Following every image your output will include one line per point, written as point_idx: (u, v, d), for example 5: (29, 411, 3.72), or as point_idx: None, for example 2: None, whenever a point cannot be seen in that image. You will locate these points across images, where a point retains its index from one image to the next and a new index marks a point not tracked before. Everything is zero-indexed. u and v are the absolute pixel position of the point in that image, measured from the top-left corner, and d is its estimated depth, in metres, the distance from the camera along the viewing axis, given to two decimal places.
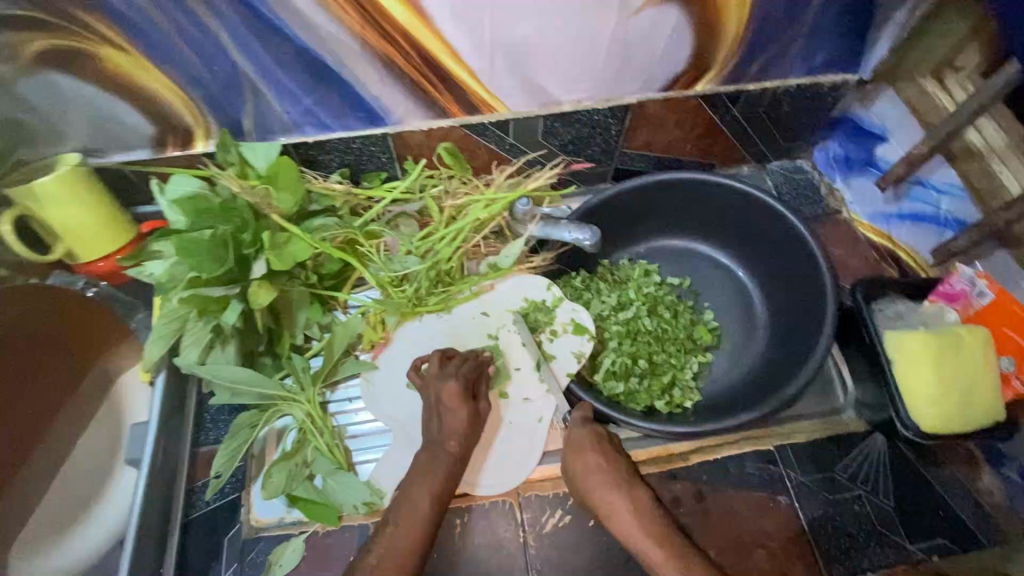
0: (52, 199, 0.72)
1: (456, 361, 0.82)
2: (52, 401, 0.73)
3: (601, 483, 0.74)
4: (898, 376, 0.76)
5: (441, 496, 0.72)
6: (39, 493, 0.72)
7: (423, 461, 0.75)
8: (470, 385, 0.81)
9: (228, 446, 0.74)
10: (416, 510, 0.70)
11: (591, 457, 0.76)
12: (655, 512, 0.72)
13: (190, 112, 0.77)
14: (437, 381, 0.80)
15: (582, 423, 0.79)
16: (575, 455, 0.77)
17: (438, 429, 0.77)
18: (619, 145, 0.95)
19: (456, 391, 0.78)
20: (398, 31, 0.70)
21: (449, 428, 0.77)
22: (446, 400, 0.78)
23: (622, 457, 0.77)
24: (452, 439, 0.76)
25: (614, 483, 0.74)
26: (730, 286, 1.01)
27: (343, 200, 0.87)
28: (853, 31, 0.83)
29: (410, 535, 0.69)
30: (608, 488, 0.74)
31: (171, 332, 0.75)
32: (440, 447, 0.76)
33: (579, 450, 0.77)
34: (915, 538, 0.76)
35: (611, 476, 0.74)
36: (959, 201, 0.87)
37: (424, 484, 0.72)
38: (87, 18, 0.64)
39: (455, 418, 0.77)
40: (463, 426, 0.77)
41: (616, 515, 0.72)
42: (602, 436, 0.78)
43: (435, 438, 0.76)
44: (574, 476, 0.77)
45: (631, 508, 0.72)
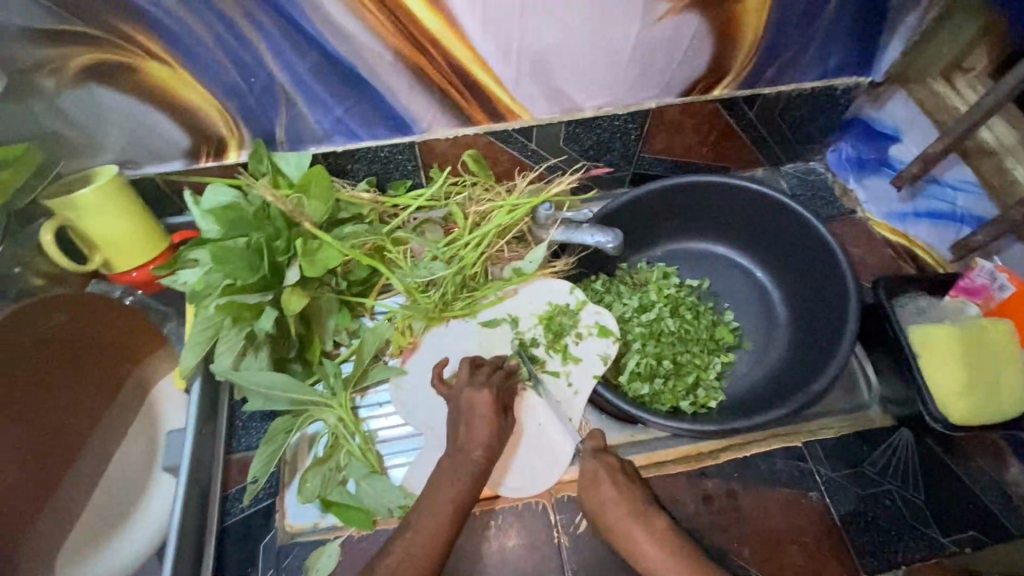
0: (91, 208, 0.74)
1: (485, 369, 0.83)
2: (91, 410, 0.75)
3: (621, 514, 0.71)
4: (923, 370, 0.77)
5: (462, 507, 0.71)
6: (78, 501, 0.73)
7: (446, 469, 0.73)
8: (500, 399, 0.80)
9: (263, 451, 0.75)
10: (437, 516, 0.69)
11: (608, 488, 0.73)
12: (678, 541, 0.70)
13: (225, 123, 0.78)
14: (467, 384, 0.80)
15: (594, 454, 0.77)
16: (591, 489, 0.74)
17: (460, 439, 0.76)
18: (638, 150, 0.97)
19: (488, 400, 0.78)
20: (429, 40, 0.73)
21: (473, 435, 0.75)
22: (477, 406, 0.77)
23: (637, 486, 0.75)
24: (478, 447, 0.75)
25: (633, 513, 0.71)
26: (749, 287, 1.03)
27: (371, 208, 0.88)
28: (864, 34, 0.86)
29: (429, 540, 0.68)
30: (628, 521, 0.71)
31: (205, 339, 0.76)
32: (470, 448, 0.76)
33: (594, 483, 0.74)
34: (946, 530, 0.76)
35: (632, 506, 0.72)
36: (974, 197, 0.88)
37: (450, 485, 0.72)
38: (131, 31, 0.66)
39: (482, 424, 0.76)
40: (486, 433, 0.75)
41: (637, 545, 0.70)
42: (615, 468, 0.75)
43: (462, 444, 0.75)
44: (591, 507, 0.74)
45: (655, 541, 0.69)
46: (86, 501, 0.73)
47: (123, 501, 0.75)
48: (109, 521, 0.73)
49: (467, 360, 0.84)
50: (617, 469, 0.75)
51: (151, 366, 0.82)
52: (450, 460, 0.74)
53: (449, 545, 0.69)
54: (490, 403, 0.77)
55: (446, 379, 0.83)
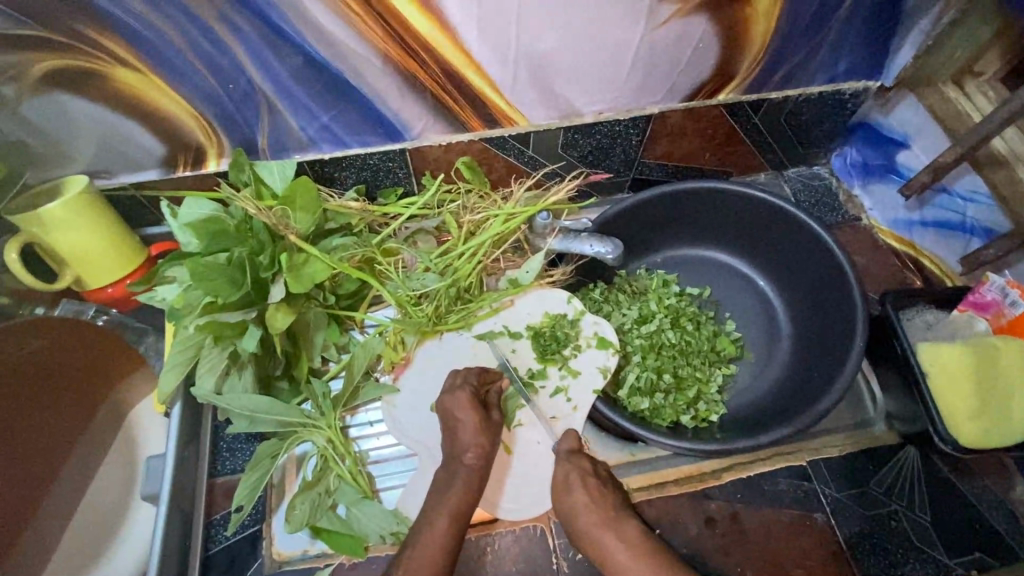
0: (59, 224, 0.69)
1: (464, 374, 0.80)
2: (65, 438, 0.71)
3: (596, 520, 0.69)
4: (933, 389, 0.75)
5: (461, 513, 0.69)
6: (53, 533, 0.69)
7: (441, 481, 0.72)
8: (477, 392, 0.78)
9: (248, 478, 0.71)
10: (435, 529, 0.67)
11: (582, 494, 0.71)
12: (651, 546, 0.67)
13: (203, 131, 0.74)
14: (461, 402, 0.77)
15: (568, 458, 0.75)
16: (564, 496, 0.72)
17: (453, 447, 0.74)
18: (638, 155, 0.93)
19: (465, 403, 0.76)
20: (420, 43, 0.68)
21: (463, 440, 0.74)
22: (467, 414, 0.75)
23: (611, 491, 0.72)
24: (468, 451, 0.73)
25: (606, 519, 0.69)
26: (752, 296, 1.00)
27: (360, 218, 0.84)
28: (875, 38, 0.82)
29: (431, 557, 0.65)
30: (600, 528, 0.68)
31: (186, 360, 0.72)
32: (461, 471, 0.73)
33: (566, 489, 0.72)
34: (953, 553, 0.75)
35: (604, 513, 0.69)
36: (986, 208, 0.84)
37: (443, 499, 0.70)
38: (97, 35, 0.61)
39: (467, 427, 0.74)
40: (473, 436, 0.74)
41: (610, 553, 0.67)
42: (587, 471, 0.73)
43: (452, 451, 0.74)
44: (567, 514, 0.71)
45: (627, 547, 0.67)
46: (60, 534, 0.69)
47: (101, 532, 0.71)
48: (85, 555, 0.69)
49: (457, 370, 0.81)
50: (592, 475, 0.73)
51: (130, 387, 0.79)
52: (444, 468, 0.73)
53: (453, 555, 0.67)
54: (472, 405, 0.75)
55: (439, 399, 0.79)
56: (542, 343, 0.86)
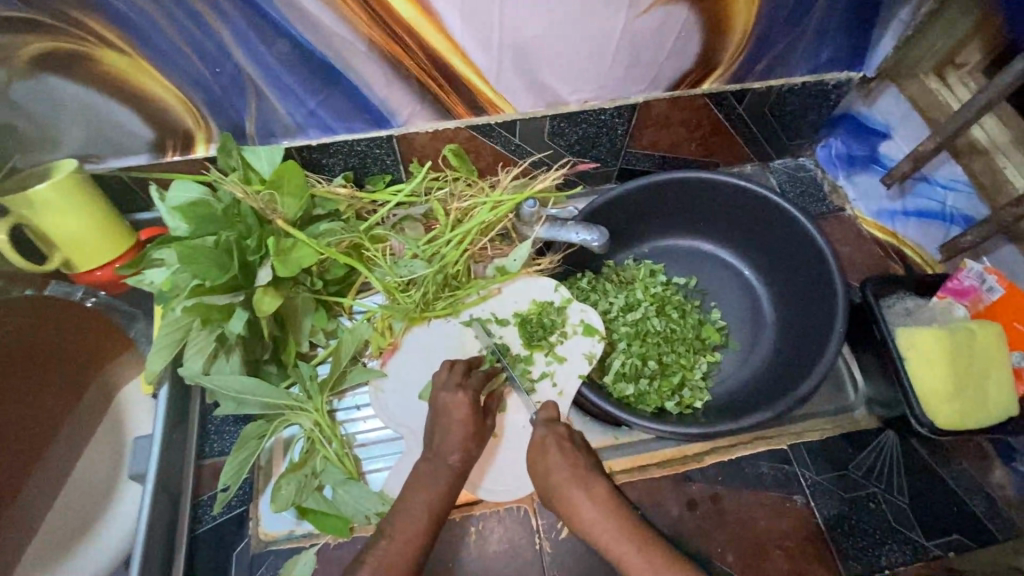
0: (48, 206, 0.70)
1: (462, 368, 0.80)
2: (51, 418, 0.72)
3: (568, 480, 0.71)
4: (911, 373, 0.76)
5: (438, 511, 0.70)
6: (39, 511, 0.70)
7: (424, 473, 0.72)
8: (478, 395, 0.78)
9: (235, 459, 0.72)
10: (416, 521, 0.68)
11: (557, 457, 0.72)
12: (618, 503, 0.70)
13: (192, 116, 0.75)
14: (447, 387, 0.78)
15: (545, 426, 0.75)
16: (539, 457, 0.73)
17: (434, 446, 0.75)
18: (624, 145, 0.95)
19: (466, 404, 0.76)
20: (406, 30, 0.69)
21: (450, 441, 0.74)
22: (449, 401, 0.76)
23: (584, 454, 0.74)
24: (454, 453, 0.74)
25: (578, 478, 0.71)
26: (737, 286, 1.01)
27: (348, 205, 0.85)
28: (858, 28, 0.83)
29: (404, 553, 0.66)
30: (574, 488, 0.70)
31: (173, 341, 0.73)
32: (443, 453, 0.74)
33: (541, 453, 0.73)
34: (930, 534, 0.76)
35: (578, 473, 0.71)
36: (965, 196, 0.87)
37: (426, 494, 0.70)
38: (86, 19, 0.62)
39: (457, 429, 0.75)
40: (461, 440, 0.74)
41: (578, 510, 0.70)
42: (564, 437, 0.74)
43: (439, 448, 0.74)
44: (540, 471, 0.73)
45: (595, 504, 0.70)
46: (47, 512, 0.70)
47: (88, 511, 0.72)
48: (71, 533, 0.71)
49: (454, 362, 0.81)
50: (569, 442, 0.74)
51: (119, 369, 0.79)
52: (426, 464, 0.73)
53: (425, 551, 0.68)
54: (471, 406, 0.76)
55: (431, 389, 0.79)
56: (529, 329, 0.87)
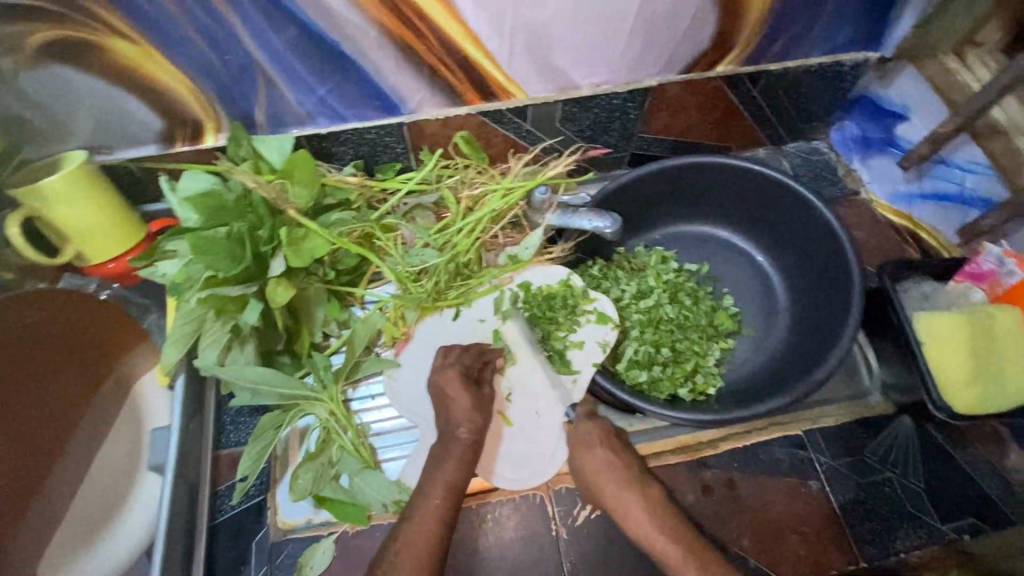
0: (59, 198, 0.69)
1: (457, 354, 0.80)
2: (71, 410, 0.72)
3: (614, 483, 0.74)
4: (928, 357, 0.75)
5: (457, 484, 0.72)
6: (63, 500, 0.71)
7: (436, 453, 0.74)
8: (473, 371, 0.79)
9: (251, 450, 0.72)
10: (430, 506, 0.69)
11: (600, 452, 0.76)
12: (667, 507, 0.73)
13: (200, 104, 0.73)
14: (439, 371, 0.79)
15: (589, 418, 0.80)
16: (585, 452, 0.77)
17: (447, 418, 0.76)
18: (637, 129, 0.93)
19: (458, 381, 0.77)
20: (416, 13, 0.68)
21: (456, 415, 0.75)
22: (449, 392, 0.76)
23: (631, 451, 0.78)
24: (460, 426, 0.75)
25: (627, 480, 0.74)
26: (751, 272, 1.00)
27: (358, 193, 0.84)
28: (877, 7, 0.82)
29: (426, 531, 0.68)
30: (622, 488, 0.74)
31: (189, 332, 0.73)
32: (450, 434, 0.75)
33: (587, 448, 0.77)
34: (946, 518, 0.76)
35: (623, 474, 0.75)
36: (984, 178, 0.89)
37: (440, 472, 0.72)
38: (92, 7, 0.61)
39: (458, 404, 0.76)
40: (465, 412, 0.75)
41: (630, 515, 0.73)
42: (609, 432, 0.78)
43: (445, 426, 0.76)
44: (583, 472, 0.76)
45: (647, 506, 0.73)
46: (69, 503, 0.71)
47: (112, 500, 0.73)
48: (95, 523, 0.72)
49: (451, 347, 0.82)
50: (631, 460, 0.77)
51: (134, 361, 0.80)
52: (439, 442, 0.75)
53: (447, 527, 0.69)
54: (462, 381, 0.77)
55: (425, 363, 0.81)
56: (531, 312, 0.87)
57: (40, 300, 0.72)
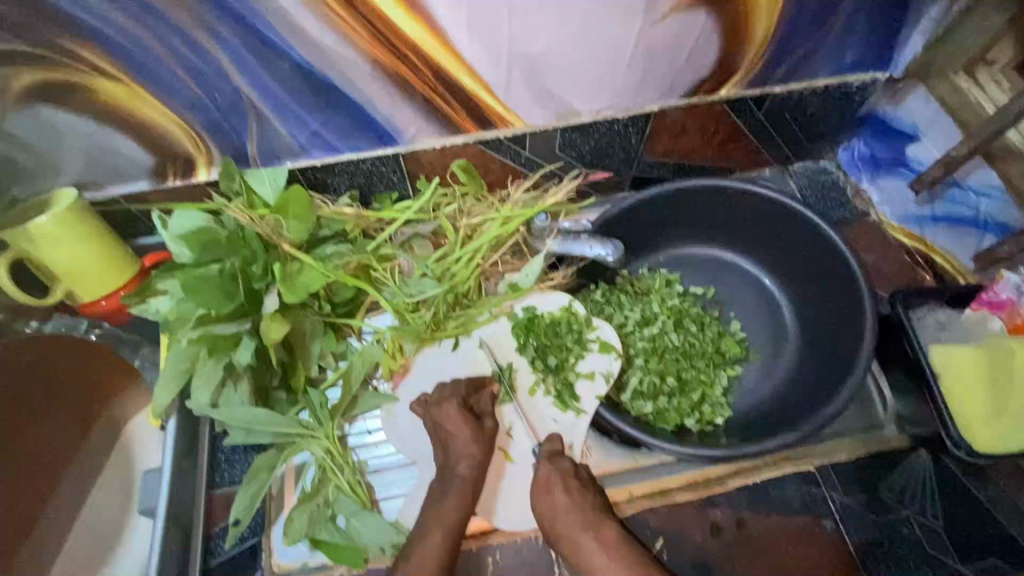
0: (48, 239, 0.68)
1: (448, 387, 0.79)
2: (62, 452, 0.72)
3: (591, 542, 0.69)
4: (944, 391, 0.72)
5: (456, 533, 0.69)
6: (51, 548, 0.70)
7: (436, 487, 0.72)
8: (468, 405, 0.77)
9: (246, 492, 0.70)
10: (434, 543, 0.68)
11: (561, 497, 0.72)
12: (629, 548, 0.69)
13: (191, 140, 0.72)
14: (436, 407, 0.77)
15: (549, 460, 0.75)
16: (544, 495, 0.72)
17: (445, 454, 0.74)
18: (639, 154, 0.91)
19: (461, 417, 0.75)
20: (408, 45, 0.66)
21: (456, 453, 0.73)
22: (448, 424, 0.75)
23: (605, 511, 0.72)
24: (460, 462, 0.73)
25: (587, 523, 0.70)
26: (757, 296, 0.98)
27: (355, 223, 0.82)
28: (883, 29, 0.79)
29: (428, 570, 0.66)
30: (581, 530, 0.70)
31: (180, 373, 0.70)
32: (448, 470, 0.73)
33: (547, 490, 0.72)
34: (967, 559, 0.73)
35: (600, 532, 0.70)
36: (998, 203, 0.84)
37: (438, 513, 0.70)
38: (80, 49, 0.60)
39: (455, 441, 0.74)
40: (460, 449, 0.73)
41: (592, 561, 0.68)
42: (570, 473, 0.74)
43: (445, 462, 0.74)
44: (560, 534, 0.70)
45: (605, 549, 0.68)
46: (59, 548, 0.71)
47: (103, 546, 0.72)
48: (83, 570, 0.70)
49: (446, 382, 0.80)
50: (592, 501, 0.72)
51: (125, 400, 0.79)
52: (437, 482, 0.73)
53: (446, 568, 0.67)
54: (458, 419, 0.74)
55: (423, 402, 0.79)
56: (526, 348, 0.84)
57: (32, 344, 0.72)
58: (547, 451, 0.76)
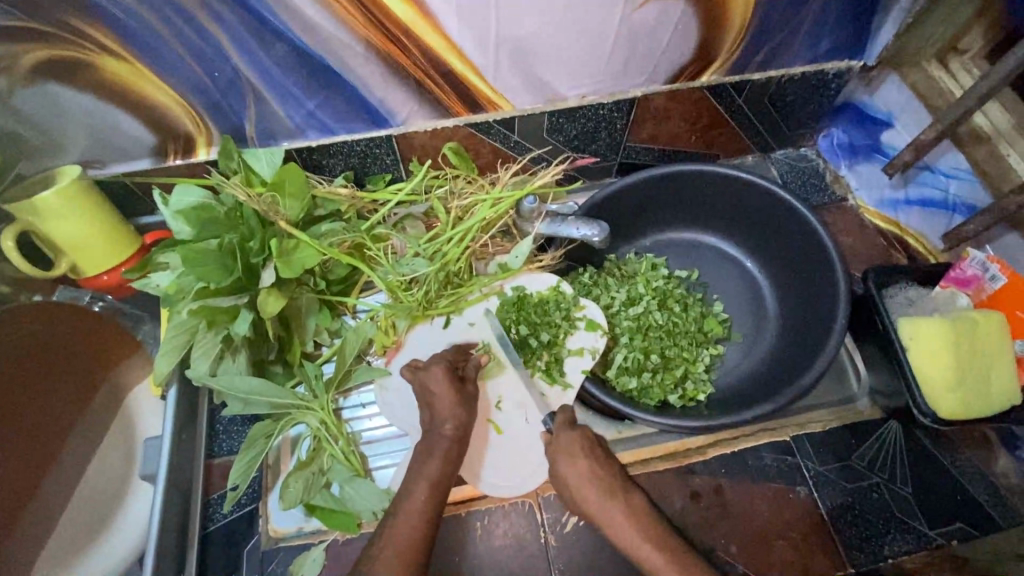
0: (53, 213, 0.71)
1: (437, 353, 0.82)
2: (66, 420, 0.74)
3: (595, 494, 0.68)
4: (913, 363, 0.76)
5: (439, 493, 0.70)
6: (53, 513, 0.72)
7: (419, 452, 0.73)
8: (455, 366, 0.80)
9: (242, 458, 0.73)
10: (416, 502, 0.68)
11: (583, 463, 0.69)
12: (653, 515, 0.67)
13: (192, 119, 0.75)
14: (424, 371, 0.79)
15: (569, 427, 0.72)
16: (565, 462, 0.70)
17: (432, 425, 0.76)
18: (624, 139, 0.94)
19: (452, 388, 0.77)
20: (400, 28, 0.69)
21: (444, 423, 0.76)
22: (433, 387, 0.77)
23: (614, 462, 0.71)
24: (447, 433, 0.75)
25: (609, 489, 0.68)
26: (740, 278, 1.01)
27: (349, 204, 0.85)
28: (855, 18, 0.83)
29: (410, 540, 0.65)
30: (603, 496, 0.67)
31: (180, 344, 0.73)
32: (435, 432, 0.75)
33: (568, 457, 0.70)
34: (934, 523, 0.76)
35: (605, 483, 0.68)
36: (967, 185, 0.87)
37: None
38: (86, 28, 0.63)
39: (444, 411, 0.76)
40: (448, 419, 0.76)
41: (616, 528, 0.66)
42: (592, 442, 0.71)
43: (433, 423, 0.75)
44: (567, 484, 0.70)
45: (628, 514, 0.66)
46: (63, 513, 0.73)
47: (104, 510, 0.74)
48: (86, 534, 0.73)
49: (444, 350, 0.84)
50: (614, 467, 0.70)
51: (127, 373, 0.81)
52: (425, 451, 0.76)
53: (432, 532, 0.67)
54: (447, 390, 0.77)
55: (413, 367, 0.81)
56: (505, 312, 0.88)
57: (45, 313, 0.75)
58: (561, 421, 0.73)
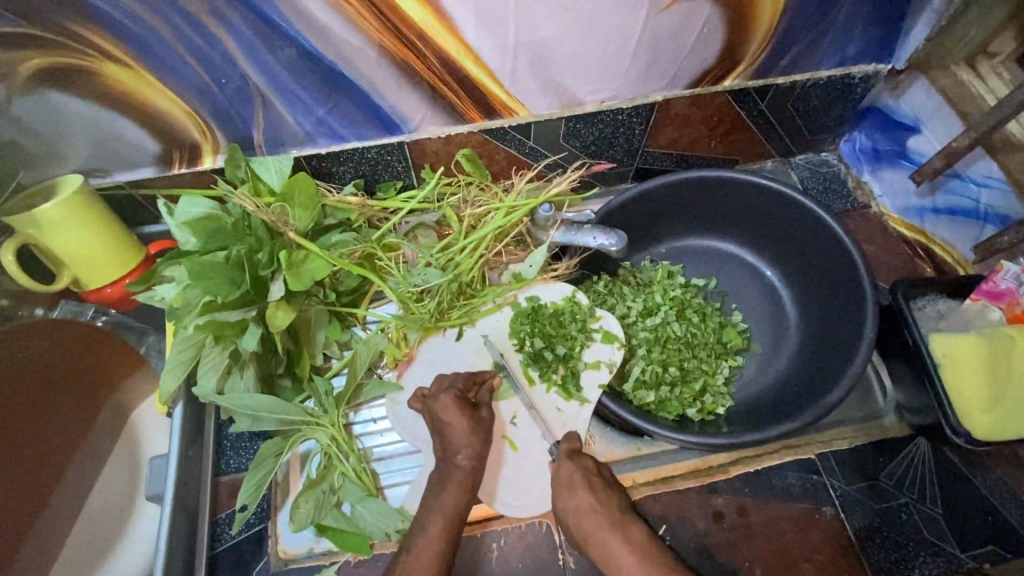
0: (55, 225, 0.69)
1: (451, 378, 0.79)
2: (68, 439, 0.72)
3: (596, 527, 0.69)
4: (946, 381, 0.73)
5: (456, 520, 0.69)
6: (58, 536, 0.69)
7: (434, 483, 0.72)
8: (466, 395, 0.77)
9: (251, 478, 0.70)
10: (428, 534, 0.67)
11: (584, 495, 0.71)
12: (654, 548, 0.68)
13: (197, 127, 0.72)
14: (434, 399, 0.77)
15: (569, 457, 0.74)
16: (566, 496, 0.71)
17: (447, 442, 0.74)
18: (642, 144, 0.91)
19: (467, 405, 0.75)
20: (415, 32, 0.66)
21: (458, 442, 0.74)
22: (444, 414, 0.75)
23: (614, 492, 0.72)
24: (461, 452, 0.73)
25: (610, 521, 0.69)
26: (759, 287, 0.99)
27: (360, 213, 0.82)
28: (884, 20, 0.80)
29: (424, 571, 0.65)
30: (605, 530, 0.69)
31: (186, 360, 0.71)
32: (448, 461, 0.73)
33: (569, 488, 0.71)
34: (966, 546, 0.73)
35: (606, 516, 0.70)
36: (1000, 194, 0.83)
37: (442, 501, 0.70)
38: (87, 33, 0.60)
39: (459, 429, 0.74)
40: (464, 437, 0.73)
41: (617, 562, 0.67)
42: (590, 472, 0.73)
43: (445, 453, 0.74)
44: (569, 518, 0.71)
45: (629, 548, 0.68)
46: (66, 536, 0.70)
47: (110, 531, 0.72)
48: (91, 556, 0.70)
49: (444, 375, 0.80)
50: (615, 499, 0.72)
51: (131, 389, 0.79)
52: (440, 471, 0.73)
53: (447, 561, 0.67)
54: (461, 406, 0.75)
55: (420, 396, 0.80)
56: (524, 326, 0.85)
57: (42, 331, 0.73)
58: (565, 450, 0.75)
